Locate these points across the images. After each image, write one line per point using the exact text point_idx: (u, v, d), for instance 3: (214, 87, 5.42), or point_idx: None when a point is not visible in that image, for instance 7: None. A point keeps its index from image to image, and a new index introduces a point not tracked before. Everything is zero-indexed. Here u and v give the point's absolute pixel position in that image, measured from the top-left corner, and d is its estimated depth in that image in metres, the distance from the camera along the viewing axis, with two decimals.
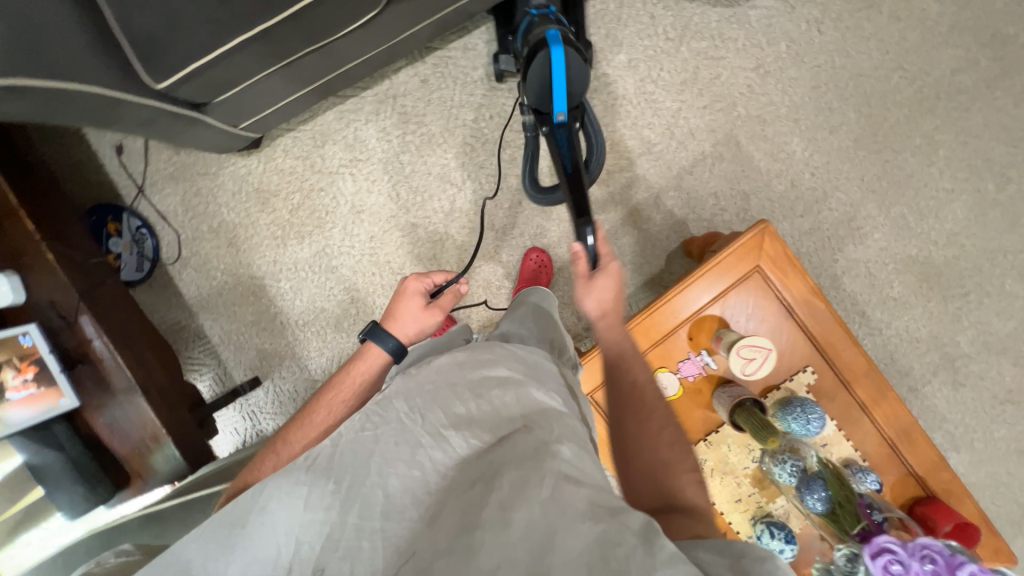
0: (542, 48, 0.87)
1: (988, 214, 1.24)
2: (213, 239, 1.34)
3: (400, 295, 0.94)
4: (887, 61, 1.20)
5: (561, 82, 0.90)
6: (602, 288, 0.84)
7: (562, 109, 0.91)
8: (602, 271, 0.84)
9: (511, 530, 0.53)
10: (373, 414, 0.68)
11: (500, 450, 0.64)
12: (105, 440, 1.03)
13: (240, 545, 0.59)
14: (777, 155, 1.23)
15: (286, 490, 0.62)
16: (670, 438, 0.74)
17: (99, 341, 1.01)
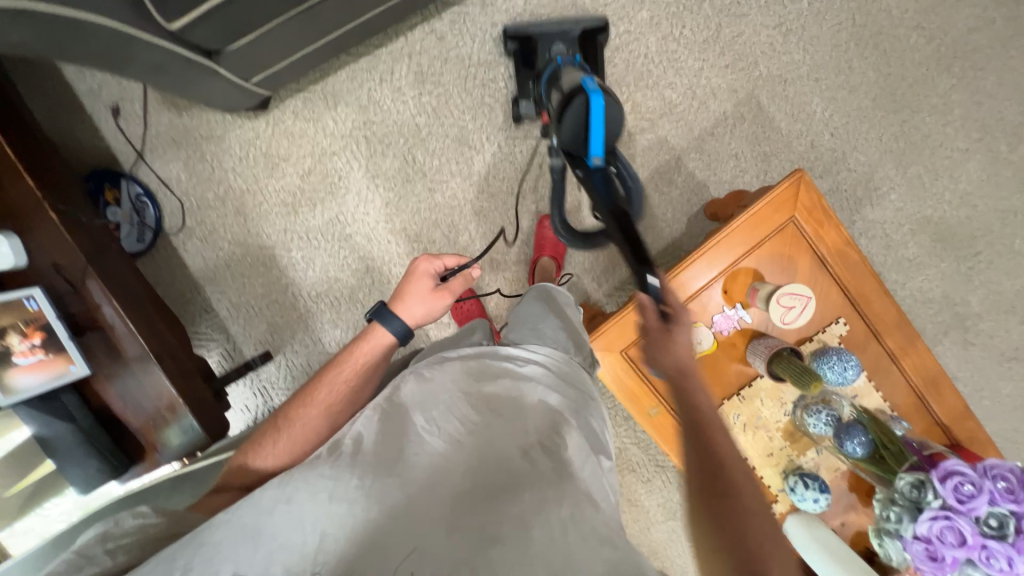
0: (578, 93, 0.75)
1: (1000, 173, 1.25)
2: (220, 206, 1.29)
3: (409, 274, 0.86)
4: (907, 20, 1.20)
5: (599, 129, 0.77)
6: (681, 342, 0.65)
7: (599, 152, 0.77)
8: (679, 322, 0.65)
9: (530, 544, 0.54)
10: (389, 422, 0.67)
11: (520, 464, 0.62)
12: (119, 412, 0.97)
13: (264, 536, 0.56)
14: (798, 115, 1.22)
15: (311, 481, 0.60)
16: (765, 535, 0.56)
17: (108, 307, 0.95)
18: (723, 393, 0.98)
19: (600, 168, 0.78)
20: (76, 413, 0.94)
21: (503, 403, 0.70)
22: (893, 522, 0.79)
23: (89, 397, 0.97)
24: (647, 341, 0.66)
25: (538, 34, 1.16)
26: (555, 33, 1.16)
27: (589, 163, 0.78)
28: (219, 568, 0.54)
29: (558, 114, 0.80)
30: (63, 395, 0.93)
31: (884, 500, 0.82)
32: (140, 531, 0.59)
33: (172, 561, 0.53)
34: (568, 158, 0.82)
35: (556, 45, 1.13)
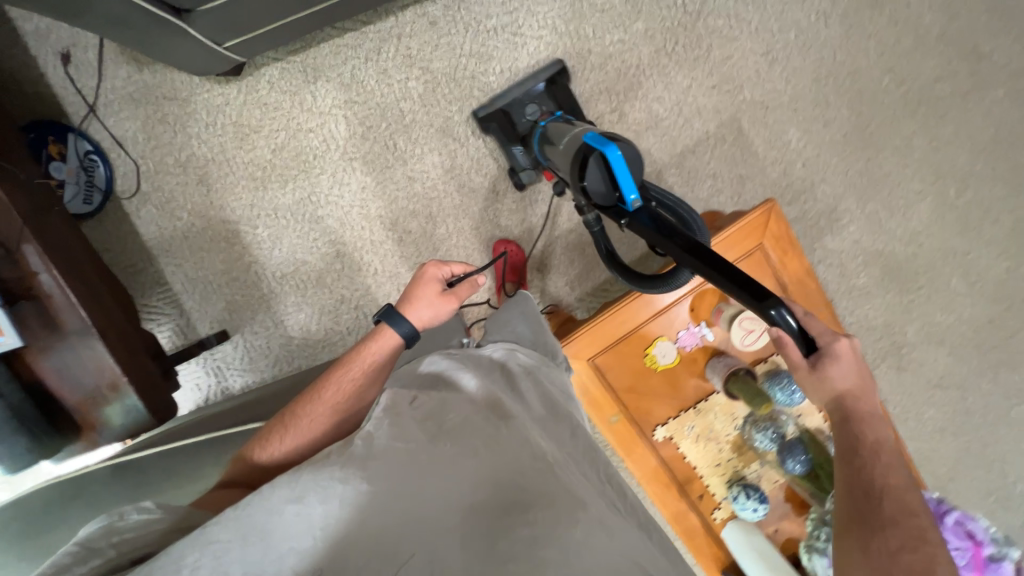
0: (594, 153, 0.74)
1: (946, 216, 1.34)
2: (180, 173, 1.21)
3: (414, 281, 0.84)
4: (882, 63, 1.26)
5: (625, 175, 0.75)
6: (836, 379, 0.69)
7: (634, 194, 0.74)
8: (834, 358, 0.68)
9: (542, 568, 0.51)
10: (406, 425, 0.61)
11: (535, 480, 0.60)
12: (54, 388, 0.91)
13: (273, 538, 0.50)
14: (775, 142, 1.27)
15: (322, 484, 0.53)
16: (911, 562, 0.61)
17: (46, 276, 0.88)
18: (680, 405, 1.02)
19: (641, 209, 0.75)
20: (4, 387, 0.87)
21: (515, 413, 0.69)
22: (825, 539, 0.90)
23: (20, 371, 0.90)
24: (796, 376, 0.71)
25: (510, 102, 1.18)
26: (521, 94, 1.19)
27: (628, 207, 0.74)
28: (226, 570, 0.49)
29: (577, 176, 0.78)
30: None
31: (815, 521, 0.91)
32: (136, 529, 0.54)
33: (180, 559, 0.49)
34: (603, 210, 0.79)
35: (529, 106, 1.17)
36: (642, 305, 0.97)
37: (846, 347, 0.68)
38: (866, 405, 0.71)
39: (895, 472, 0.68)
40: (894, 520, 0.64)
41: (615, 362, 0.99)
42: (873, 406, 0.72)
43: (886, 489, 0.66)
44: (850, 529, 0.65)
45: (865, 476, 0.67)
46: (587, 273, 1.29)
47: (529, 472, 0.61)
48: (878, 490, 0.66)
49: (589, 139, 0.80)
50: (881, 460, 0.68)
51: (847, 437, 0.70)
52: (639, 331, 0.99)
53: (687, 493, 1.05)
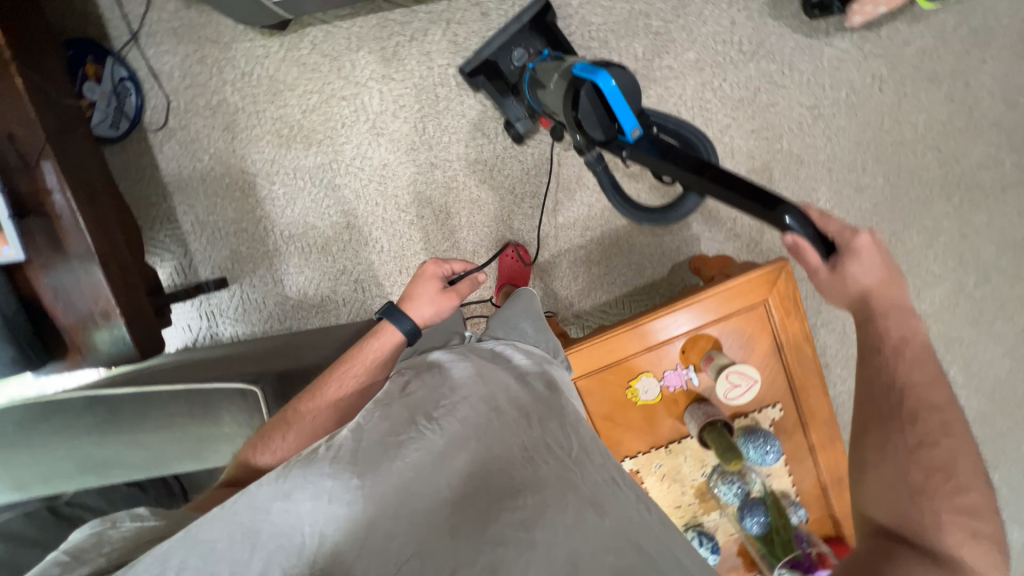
0: (585, 86, 0.78)
1: (960, 304, 1.32)
2: (209, 116, 1.21)
3: (415, 279, 0.84)
4: (929, 139, 1.22)
5: (621, 105, 0.79)
6: (857, 275, 0.63)
7: (635, 124, 0.80)
8: (852, 253, 0.63)
9: (529, 550, 0.51)
10: (394, 419, 0.61)
11: (523, 468, 0.58)
12: (49, 305, 0.93)
13: (263, 536, 0.51)
14: (802, 198, 1.25)
15: (312, 480, 0.54)
16: (933, 458, 0.54)
17: (60, 195, 0.89)
18: (653, 442, 1.02)
19: (642, 137, 0.81)
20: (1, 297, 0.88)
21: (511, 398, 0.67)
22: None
23: (20, 283, 0.92)
24: (812, 277, 0.66)
25: (494, 52, 1.11)
26: (505, 41, 1.11)
27: (629, 139, 0.81)
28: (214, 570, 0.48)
29: (572, 111, 0.82)
30: None
31: None
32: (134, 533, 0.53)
33: (167, 561, 0.48)
34: (604, 143, 0.85)
35: (515, 51, 1.09)
36: (634, 338, 0.97)
37: (868, 242, 0.63)
38: (893, 298, 0.63)
39: (920, 367, 0.59)
40: (912, 416, 0.56)
41: (597, 387, 0.99)
42: (903, 300, 0.63)
43: (903, 386, 0.58)
44: (864, 430, 0.59)
45: (878, 372, 0.60)
46: (589, 290, 1.29)
47: (517, 462, 0.59)
48: (888, 385, 0.59)
49: (577, 68, 0.81)
50: (903, 355, 0.60)
51: (866, 332, 0.62)
52: (626, 363, 0.98)
53: None
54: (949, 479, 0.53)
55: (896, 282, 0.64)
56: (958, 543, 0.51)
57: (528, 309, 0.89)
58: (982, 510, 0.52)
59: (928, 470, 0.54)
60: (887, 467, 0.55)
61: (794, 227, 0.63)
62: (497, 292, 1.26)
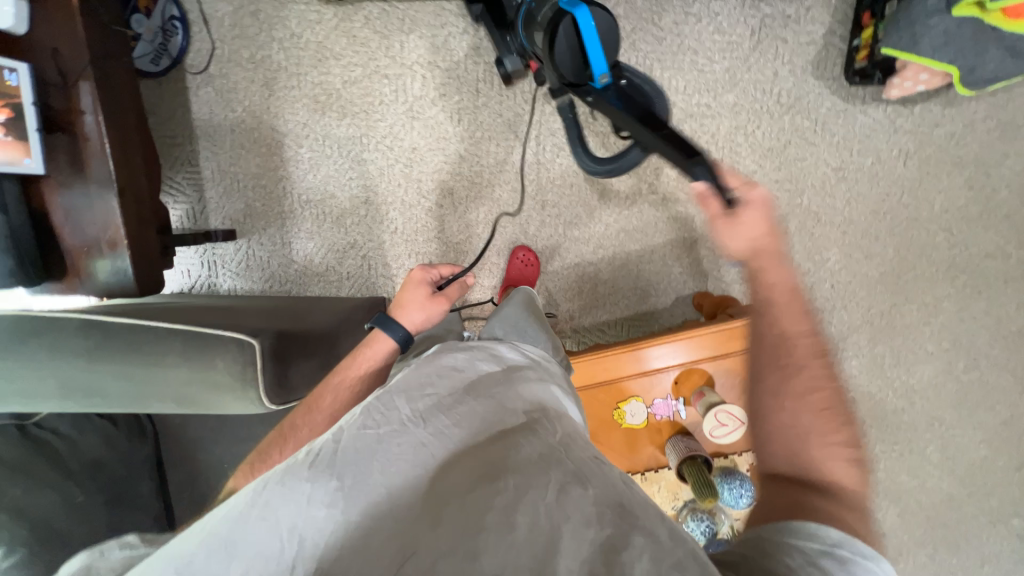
0: (564, 20, 0.72)
1: (947, 385, 1.34)
2: (250, 70, 1.21)
3: (404, 285, 0.89)
4: (944, 220, 1.24)
5: (595, 46, 0.75)
6: (750, 225, 0.65)
7: (604, 70, 0.77)
8: (744, 204, 0.65)
9: (509, 533, 0.47)
10: (375, 411, 0.62)
11: (495, 447, 0.58)
12: (58, 225, 0.92)
13: (239, 548, 0.49)
14: (812, 256, 1.27)
15: (290, 488, 0.53)
16: (817, 400, 0.57)
17: (91, 118, 0.89)
18: (631, 466, 1.02)
19: (608, 85, 0.79)
20: (11, 207, 0.87)
21: (493, 392, 0.68)
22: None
23: (33, 196, 0.91)
24: (712, 226, 0.68)
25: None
26: None
27: (597, 85, 0.78)
28: None
29: (547, 41, 0.75)
30: (4, 182, 0.86)
31: None
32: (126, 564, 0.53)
33: None
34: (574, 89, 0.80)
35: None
36: (630, 360, 0.98)
37: (760, 195, 0.65)
38: (773, 246, 0.65)
39: (799, 315, 0.62)
40: (793, 362, 0.59)
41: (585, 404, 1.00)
42: (783, 249, 0.65)
43: (789, 338, 0.61)
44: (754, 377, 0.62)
45: (767, 329, 0.62)
46: (590, 307, 1.30)
47: (496, 446, 0.58)
48: (775, 339, 0.61)
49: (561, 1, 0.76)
50: (781, 308, 0.62)
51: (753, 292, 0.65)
52: (618, 384, 0.99)
53: None
54: (831, 416, 0.56)
55: (782, 242, 0.66)
56: (838, 470, 0.54)
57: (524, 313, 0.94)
58: (857, 439, 0.56)
59: (813, 410, 0.56)
60: (779, 416, 0.58)
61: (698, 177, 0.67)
62: (502, 292, 1.26)
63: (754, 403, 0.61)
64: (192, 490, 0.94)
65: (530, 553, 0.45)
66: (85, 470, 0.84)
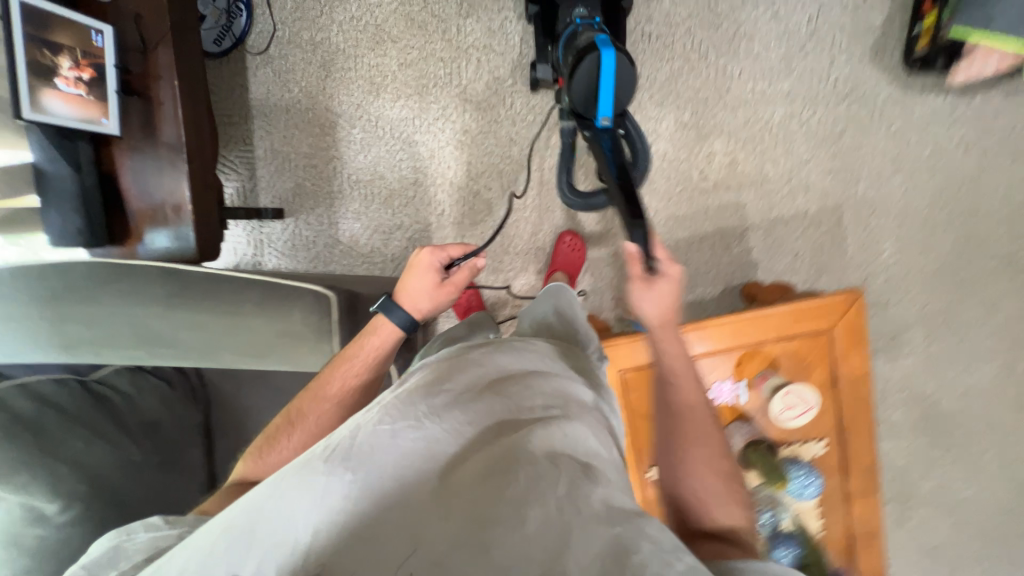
0: (590, 53, 0.77)
1: (1007, 389, 1.28)
2: (308, 51, 1.24)
3: (409, 267, 0.76)
4: (1003, 213, 1.21)
5: (609, 89, 0.81)
6: (661, 295, 0.71)
7: (608, 115, 0.82)
8: (664, 276, 0.70)
9: (522, 529, 0.45)
10: (392, 405, 0.55)
11: (509, 438, 0.52)
12: (125, 188, 0.94)
13: (259, 534, 0.47)
14: (867, 247, 1.24)
15: (306, 479, 0.49)
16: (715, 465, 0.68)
17: (166, 83, 0.91)
18: None
19: (608, 128, 0.83)
20: (84, 165, 0.88)
21: (513, 382, 0.60)
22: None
23: (104, 159, 0.93)
24: (631, 290, 0.72)
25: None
26: None
27: (597, 123, 0.83)
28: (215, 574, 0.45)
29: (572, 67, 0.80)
30: (80, 142, 0.88)
31: None
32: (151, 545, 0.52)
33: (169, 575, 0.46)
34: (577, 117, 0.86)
35: (579, 6, 0.97)
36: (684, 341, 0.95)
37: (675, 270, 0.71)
38: (670, 324, 0.73)
39: (690, 389, 0.71)
40: (698, 434, 0.69)
41: (640, 387, 0.97)
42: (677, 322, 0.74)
43: (694, 409, 0.70)
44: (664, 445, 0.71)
45: (675, 398, 0.71)
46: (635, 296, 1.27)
47: (511, 436, 0.52)
48: (683, 412, 0.70)
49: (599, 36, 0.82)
50: (687, 382, 0.72)
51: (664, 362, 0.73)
52: None
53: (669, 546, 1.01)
54: (728, 484, 0.68)
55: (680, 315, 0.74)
56: (731, 517, 0.66)
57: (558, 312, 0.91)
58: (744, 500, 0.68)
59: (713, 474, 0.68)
60: (687, 481, 0.68)
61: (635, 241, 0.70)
62: (546, 277, 1.24)
63: (668, 468, 0.70)
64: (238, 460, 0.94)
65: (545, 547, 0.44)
66: (142, 429, 0.83)
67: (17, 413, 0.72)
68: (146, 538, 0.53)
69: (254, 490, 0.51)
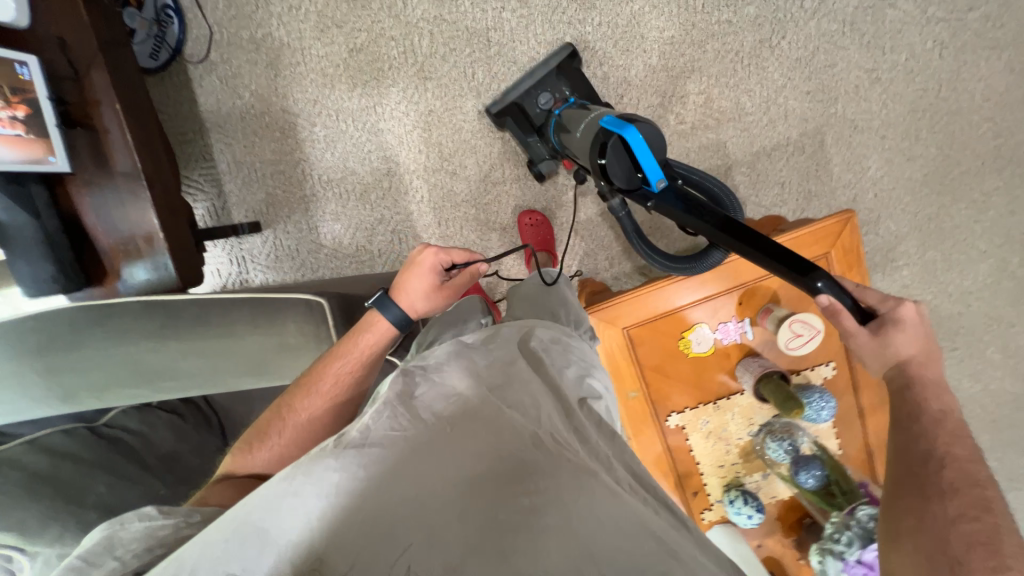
0: (612, 140, 0.73)
1: (1004, 283, 1.30)
2: (252, 51, 1.18)
3: (413, 263, 0.72)
4: (985, 109, 1.19)
5: (648, 157, 0.74)
6: (898, 343, 0.68)
7: (660, 176, 0.74)
8: (898, 324, 0.68)
9: (542, 535, 0.45)
10: (403, 410, 0.56)
11: (522, 447, 0.53)
12: (90, 227, 0.90)
13: (271, 534, 0.46)
14: (853, 166, 1.22)
15: (319, 475, 0.50)
16: (969, 529, 0.51)
17: (110, 109, 0.87)
18: (701, 397, 1.00)
19: (667, 188, 0.76)
20: (42, 210, 0.84)
21: (522, 386, 0.62)
22: (842, 544, 0.84)
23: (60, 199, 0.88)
24: (857, 343, 0.71)
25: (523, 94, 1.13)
26: (533, 85, 1.14)
27: (653, 188, 0.75)
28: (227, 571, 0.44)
29: (597, 160, 0.77)
30: (31, 185, 0.83)
31: (840, 523, 0.86)
32: (148, 535, 0.50)
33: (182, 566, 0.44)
34: (628, 193, 0.79)
35: (542, 94, 1.11)
36: (682, 288, 0.95)
37: (911, 311, 0.68)
38: (930, 374, 0.67)
39: (959, 442, 0.60)
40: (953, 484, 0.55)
41: (650, 340, 0.97)
42: (939, 377, 0.67)
43: (941, 453, 0.59)
44: (899, 489, 0.59)
45: (920, 441, 0.62)
46: (627, 253, 1.26)
47: (527, 453, 0.53)
48: (928, 452, 0.60)
49: (606, 122, 0.77)
50: (942, 428, 0.62)
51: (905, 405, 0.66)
52: (680, 314, 0.96)
53: (683, 486, 1.03)
54: (992, 554, 0.49)
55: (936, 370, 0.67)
56: None
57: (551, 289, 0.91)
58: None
59: (966, 542, 0.50)
60: (926, 535, 0.53)
61: (824, 290, 0.67)
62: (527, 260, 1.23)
63: (901, 519, 0.56)
64: None
65: (564, 556, 0.43)
66: (161, 463, 0.82)
67: (32, 469, 0.72)
68: (141, 526, 0.51)
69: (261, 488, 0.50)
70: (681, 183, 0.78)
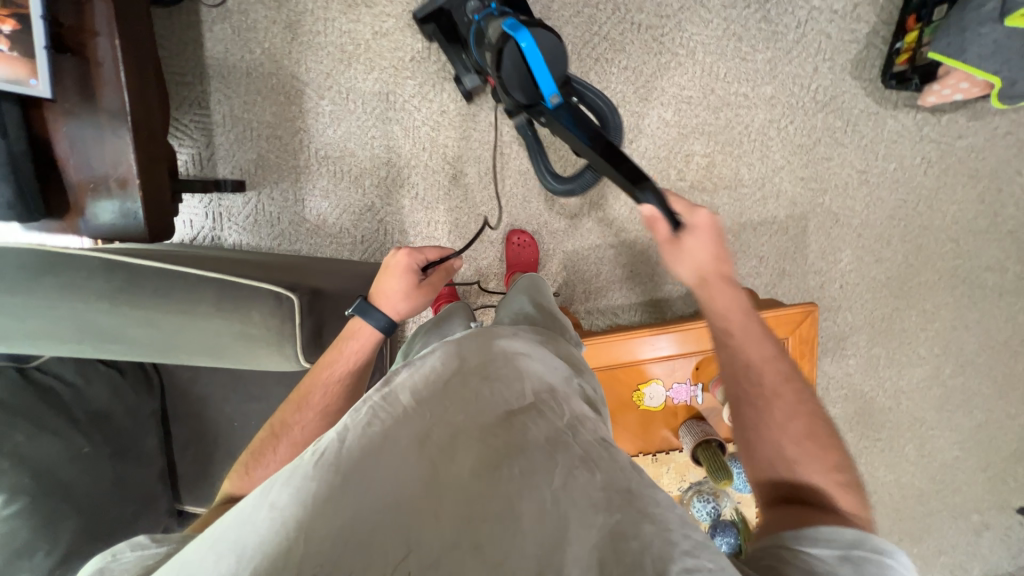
0: (506, 43, 0.74)
1: (932, 389, 1.40)
2: (273, 9, 1.14)
3: (386, 268, 0.75)
4: (952, 231, 1.28)
5: (541, 69, 0.78)
6: (694, 251, 0.70)
7: (554, 91, 0.79)
8: (689, 228, 0.70)
9: (522, 528, 0.43)
10: (380, 406, 0.52)
11: (501, 433, 0.51)
12: (62, 156, 0.85)
13: (248, 548, 0.41)
14: (826, 255, 1.29)
15: (295, 481, 0.45)
16: (797, 429, 0.60)
17: (105, 41, 0.82)
18: (643, 447, 1.04)
19: (560, 104, 0.81)
20: (12, 131, 0.79)
21: (499, 371, 0.59)
22: None
23: (33, 120, 0.83)
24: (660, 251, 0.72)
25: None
26: None
27: (547, 104, 0.80)
28: None
29: (494, 65, 0.78)
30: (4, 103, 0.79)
31: None
32: (137, 563, 0.48)
33: None
34: (525, 106, 0.83)
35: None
36: (647, 343, 0.99)
37: (706, 220, 0.70)
38: (722, 273, 0.70)
39: (761, 344, 0.66)
40: (770, 393, 0.62)
41: (607, 386, 1.01)
42: (731, 275, 0.70)
43: (755, 365, 0.65)
44: (736, 409, 0.64)
45: (733, 358, 0.66)
46: (605, 290, 1.29)
47: (504, 434, 0.51)
48: (747, 367, 0.65)
49: (503, 22, 0.77)
50: (744, 334, 0.66)
51: (716, 325, 0.69)
52: (640, 366, 1.00)
53: None
54: (811, 440, 0.59)
55: (727, 271, 0.71)
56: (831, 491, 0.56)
57: (534, 301, 0.93)
58: (843, 463, 0.58)
59: (796, 440, 0.59)
60: (766, 446, 0.61)
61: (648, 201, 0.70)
62: (507, 279, 1.24)
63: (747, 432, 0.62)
64: (198, 446, 0.94)
65: (541, 540, 0.42)
66: (90, 420, 0.81)
67: None
68: (134, 556, 0.49)
69: (238, 504, 0.46)
70: (573, 100, 0.83)
